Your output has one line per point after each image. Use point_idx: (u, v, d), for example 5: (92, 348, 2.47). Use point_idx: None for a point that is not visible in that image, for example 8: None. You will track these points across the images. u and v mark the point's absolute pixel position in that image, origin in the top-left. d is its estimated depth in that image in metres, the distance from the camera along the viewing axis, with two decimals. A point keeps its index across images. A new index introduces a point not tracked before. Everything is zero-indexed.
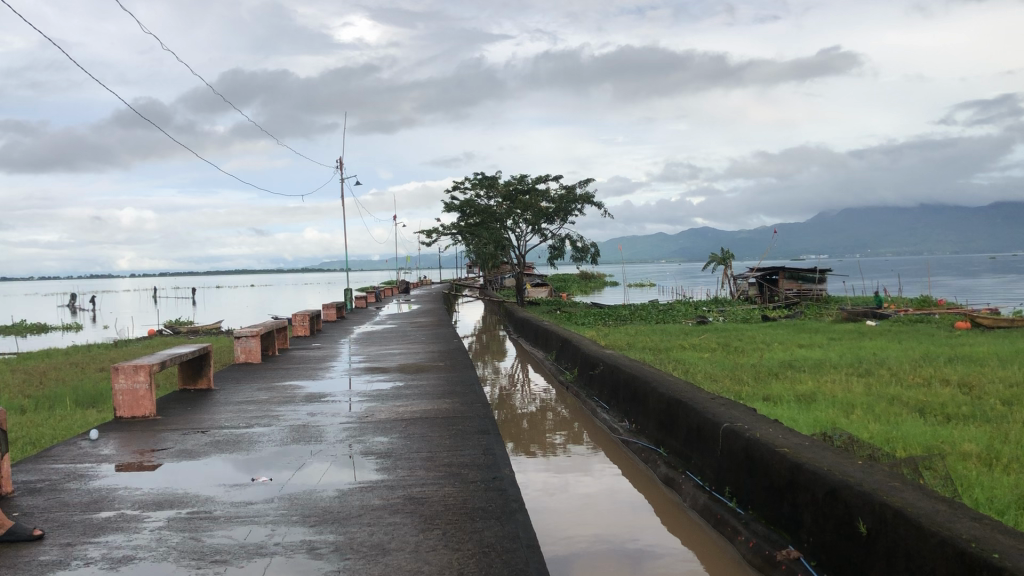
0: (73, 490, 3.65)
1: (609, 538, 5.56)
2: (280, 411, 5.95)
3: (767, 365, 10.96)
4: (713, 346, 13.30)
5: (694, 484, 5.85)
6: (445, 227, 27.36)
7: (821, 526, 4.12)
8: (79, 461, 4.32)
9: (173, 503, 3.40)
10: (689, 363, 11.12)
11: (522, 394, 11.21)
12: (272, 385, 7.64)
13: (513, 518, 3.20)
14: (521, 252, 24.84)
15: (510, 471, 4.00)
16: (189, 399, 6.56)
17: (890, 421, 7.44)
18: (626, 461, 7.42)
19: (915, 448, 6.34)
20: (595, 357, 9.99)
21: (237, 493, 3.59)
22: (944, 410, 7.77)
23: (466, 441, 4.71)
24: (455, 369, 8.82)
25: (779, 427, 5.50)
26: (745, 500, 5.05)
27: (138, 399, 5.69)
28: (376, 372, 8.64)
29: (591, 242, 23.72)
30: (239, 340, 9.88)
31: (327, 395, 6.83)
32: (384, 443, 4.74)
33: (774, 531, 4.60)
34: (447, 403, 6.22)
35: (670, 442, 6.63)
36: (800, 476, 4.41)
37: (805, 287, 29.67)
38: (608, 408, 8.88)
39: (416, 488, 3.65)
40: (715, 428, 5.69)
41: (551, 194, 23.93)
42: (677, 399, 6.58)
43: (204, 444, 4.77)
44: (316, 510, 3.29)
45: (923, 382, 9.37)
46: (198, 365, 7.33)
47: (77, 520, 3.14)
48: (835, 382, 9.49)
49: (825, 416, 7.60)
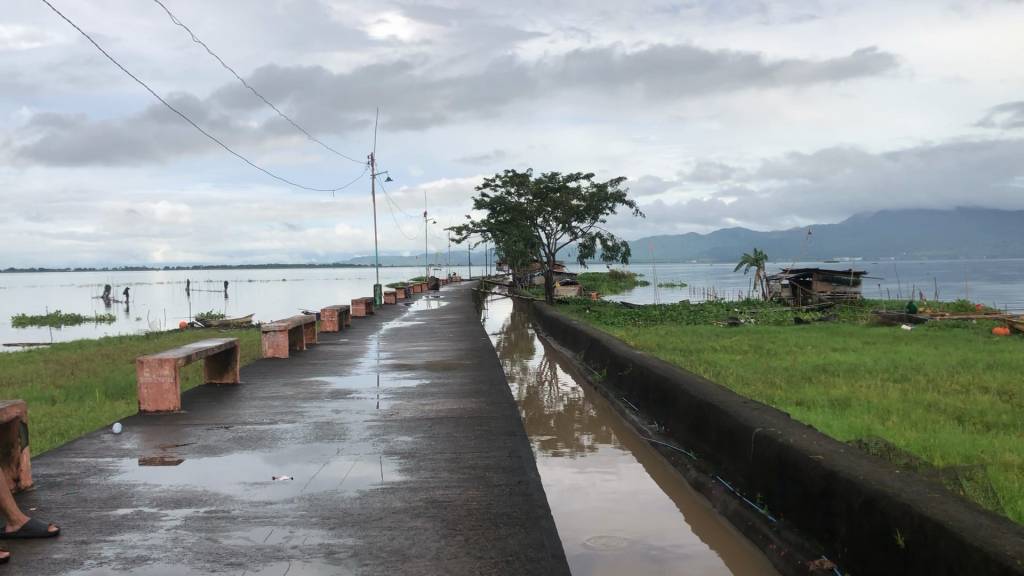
0: (93, 485, 3.60)
1: (637, 539, 5.43)
2: (304, 408, 5.88)
3: (800, 369, 10.75)
4: (745, 349, 13.12)
5: (725, 490, 5.71)
6: (475, 224, 27.32)
7: (856, 536, 3.98)
8: (101, 455, 4.28)
9: (191, 501, 3.34)
10: (721, 366, 10.96)
11: (549, 394, 11.09)
12: (298, 381, 7.59)
13: (538, 526, 3.10)
14: (550, 250, 24.71)
15: (536, 475, 3.89)
16: (214, 394, 6.52)
17: (927, 428, 7.25)
18: (655, 464, 7.27)
19: (953, 457, 6.14)
20: (624, 357, 9.85)
21: (257, 492, 3.52)
22: (984, 418, 7.56)
23: (492, 443, 4.62)
24: (483, 367, 8.73)
25: (814, 432, 5.34)
26: (777, 507, 4.90)
27: (163, 392, 5.66)
28: (403, 369, 8.56)
29: (622, 241, 23.55)
30: (267, 334, 9.86)
31: (353, 392, 6.77)
32: (408, 442, 4.66)
33: (807, 540, 4.45)
34: (473, 402, 6.13)
35: (701, 446, 6.49)
36: (834, 484, 4.27)
37: (838, 289, 29.25)
38: (637, 409, 8.75)
39: (440, 491, 3.55)
40: (747, 433, 5.55)
41: (582, 192, 23.81)
42: (709, 402, 6.44)
43: (226, 439, 4.72)
44: (336, 511, 3.21)
45: (963, 389, 9.13)
46: (224, 359, 7.31)
47: (94, 516, 3.08)
48: (871, 388, 9.27)
49: (860, 422, 7.43)
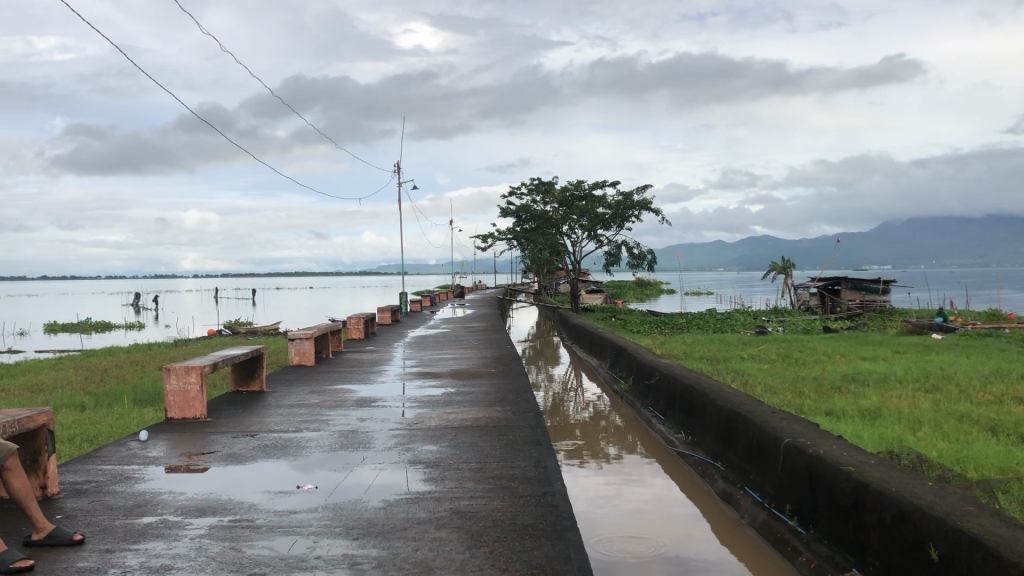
0: (118, 493, 3.60)
1: (662, 550, 5.37)
2: (329, 416, 5.88)
3: (829, 378, 10.62)
4: (773, 358, 13.00)
5: (753, 501, 5.62)
6: (500, 232, 27.32)
7: (889, 550, 3.90)
8: (127, 462, 4.30)
9: (215, 510, 3.33)
10: (749, 375, 10.85)
11: (575, 402, 11.03)
12: (324, 389, 7.59)
13: (564, 538, 3.06)
14: (576, 258, 24.64)
15: (562, 486, 3.85)
16: (240, 402, 6.54)
17: (960, 439, 7.12)
18: (681, 474, 7.19)
19: (987, 469, 6.02)
20: (651, 366, 9.78)
21: (281, 501, 3.51)
22: (1018, 430, 7.42)
23: (517, 452, 4.59)
24: (507, 375, 8.69)
25: (845, 443, 5.26)
26: (807, 518, 4.82)
27: (189, 400, 5.67)
28: (428, 377, 8.55)
29: (648, 249, 23.43)
30: (293, 342, 9.88)
31: (378, 400, 6.75)
32: (433, 452, 4.64)
33: (837, 552, 4.38)
34: (498, 411, 6.09)
35: (728, 456, 6.41)
36: (866, 496, 4.19)
37: (868, 298, 28.91)
38: (664, 418, 8.66)
39: (464, 502, 3.51)
40: (776, 443, 5.48)
41: (608, 200, 23.74)
42: (736, 412, 6.37)
43: (252, 448, 4.72)
44: (360, 521, 3.18)
45: (996, 400, 8.97)
46: (251, 367, 7.32)
47: (118, 524, 3.08)
48: (902, 397, 9.13)
49: (891, 433, 7.32)
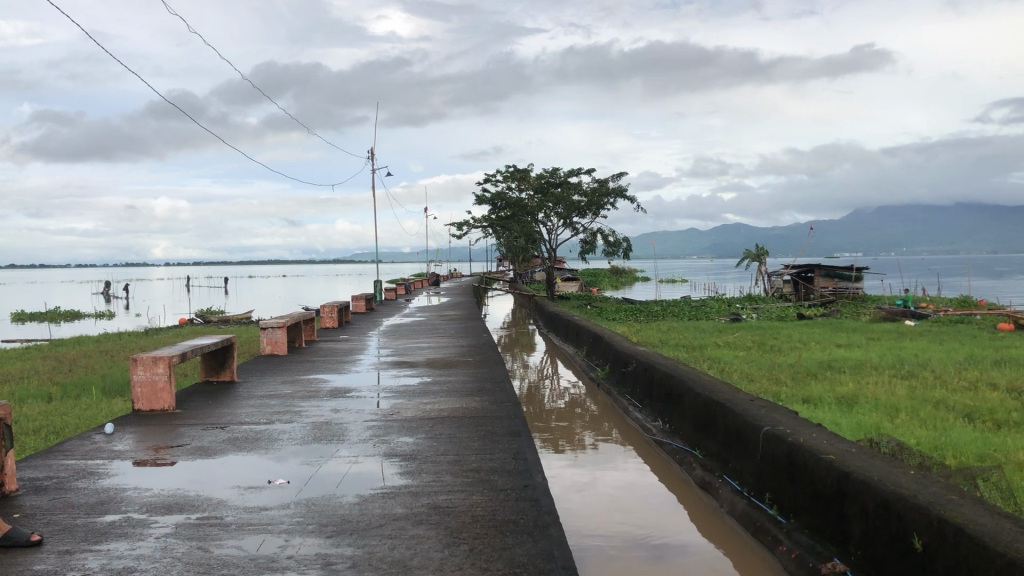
0: (81, 490, 3.45)
1: (638, 538, 5.31)
2: (302, 407, 5.73)
3: (805, 366, 10.59)
4: (749, 345, 13.01)
5: (732, 489, 5.55)
6: (476, 220, 27.16)
7: (872, 539, 3.83)
8: (90, 456, 4.13)
9: (183, 507, 3.19)
10: (725, 362, 10.83)
11: (550, 390, 10.93)
12: (297, 379, 7.44)
13: (546, 534, 2.95)
14: (552, 246, 24.53)
15: (543, 479, 3.75)
16: (211, 392, 6.39)
17: (937, 426, 7.10)
18: (659, 463, 7.10)
19: (966, 457, 5.99)
20: (628, 354, 9.70)
21: (251, 497, 3.38)
22: (993, 417, 7.41)
23: (496, 444, 4.48)
24: (484, 364, 8.57)
25: (824, 431, 5.20)
26: (788, 508, 4.75)
27: (157, 391, 5.52)
28: (404, 366, 8.41)
29: (623, 237, 23.38)
30: (265, 331, 9.71)
31: (352, 391, 6.63)
32: (409, 444, 4.52)
33: (818, 542, 4.31)
34: (476, 401, 5.97)
35: (707, 444, 6.34)
36: (848, 485, 4.12)
37: (841, 285, 29.10)
38: (641, 407, 8.58)
39: (442, 497, 3.40)
40: (755, 431, 5.41)
41: (583, 188, 23.67)
42: (715, 400, 6.30)
43: (221, 441, 4.57)
44: (333, 518, 3.07)
45: (971, 386, 8.98)
46: (221, 356, 7.17)
47: (79, 524, 2.94)
48: (877, 384, 9.11)
49: (869, 420, 7.29)
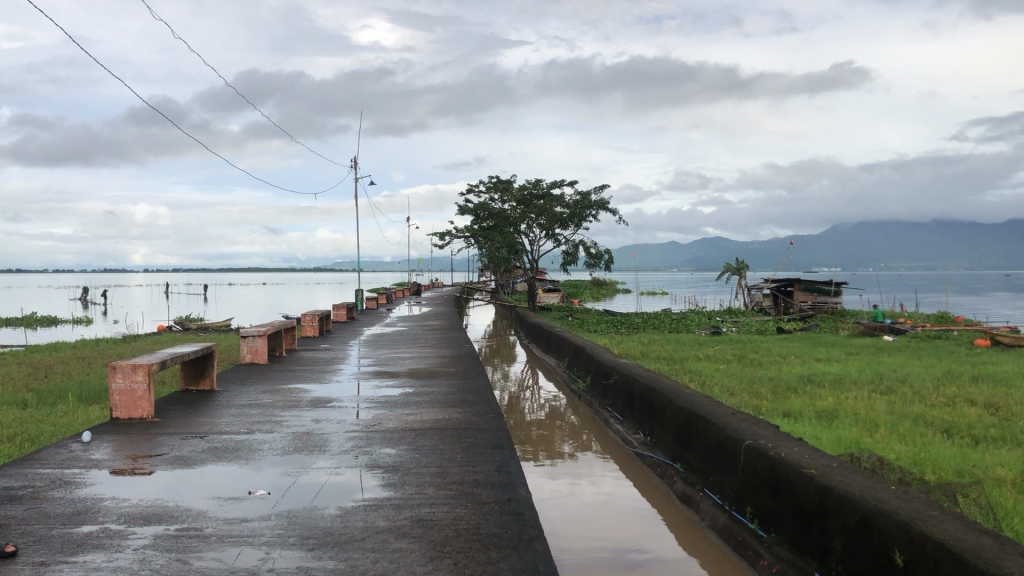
0: (57, 499, 3.39)
1: (616, 550, 5.30)
2: (282, 417, 5.68)
3: (785, 380, 10.62)
4: (729, 358, 13.05)
5: (713, 503, 5.54)
6: (458, 230, 27.13)
7: (852, 555, 3.83)
8: (67, 466, 4.07)
9: (162, 518, 3.15)
10: (706, 375, 10.85)
11: (531, 401, 10.93)
12: (277, 388, 7.38)
13: (531, 549, 2.93)
14: (533, 257, 24.55)
15: (526, 492, 3.73)
16: (190, 401, 6.33)
17: (916, 441, 7.14)
18: (640, 475, 7.09)
19: (946, 472, 6.03)
20: (609, 366, 9.69)
21: (232, 509, 3.33)
22: (972, 432, 7.46)
23: (480, 456, 4.46)
24: (466, 375, 8.55)
25: (805, 446, 5.21)
26: (768, 522, 4.75)
27: (136, 399, 5.45)
28: (385, 377, 8.37)
29: (605, 248, 23.43)
30: (245, 339, 9.64)
31: (333, 401, 6.58)
32: (391, 455, 4.48)
33: (799, 557, 4.30)
34: (458, 412, 5.94)
35: (688, 457, 6.32)
36: (829, 500, 4.12)
37: (820, 299, 29.29)
38: (622, 419, 8.58)
39: (425, 509, 3.38)
40: (737, 445, 5.41)
41: (566, 199, 23.71)
42: (696, 413, 6.29)
43: (200, 450, 4.52)
44: (315, 530, 3.03)
45: (950, 402, 9.03)
46: (201, 364, 7.10)
47: (55, 534, 2.89)
48: (857, 399, 9.14)
49: (849, 434, 7.32)
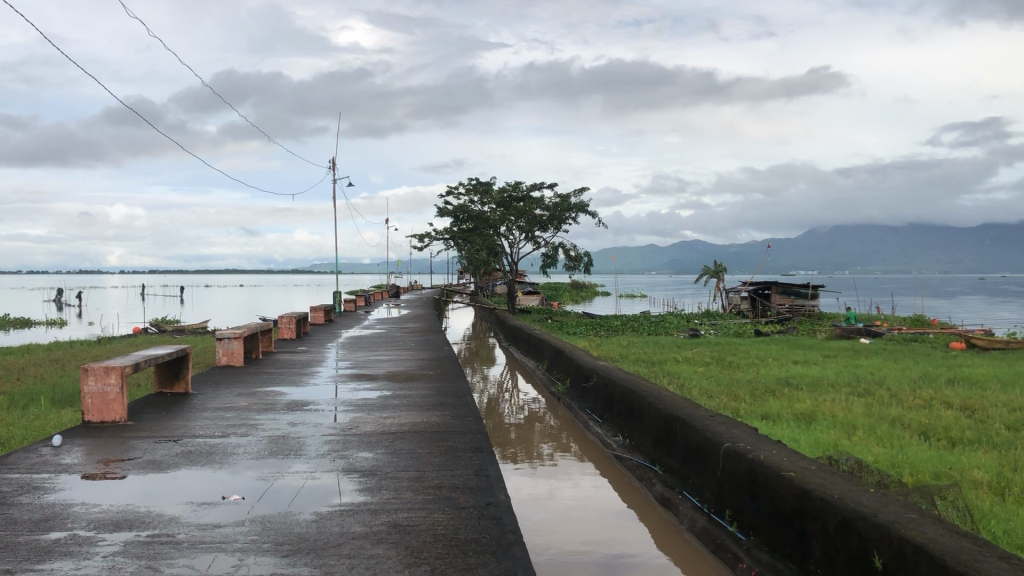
0: (24, 505, 3.32)
1: (592, 551, 5.29)
2: (258, 420, 5.60)
3: (763, 382, 10.63)
4: (708, 360, 13.07)
5: (692, 506, 5.52)
6: (438, 232, 27.06)
7: (831, 558, 3.82)
8: (37, 470, 3.99)
9: (132, 524, 3.08)
10: (685, 378, 10.86)
11: (510, 403, 10.89)
12: (253, 391, 7.30)
13: (511, 554, 2.89)
14: (513, 260, 24.51)
15: (506, 497, 3.69)
16: (164, 404, 6.24)
17: (894, 444, 7.16)
18: (619, 478, 7.06)
19: (923, 475, 6.04)
20: (588, 368, 9.67)
21: (204, 514, 3.27)
22: (948, 435, 7.49)
23: (458, 460, 4.41)
24: (445, 378, 8.49)
25: (785, 449, 5.20)
26: (747, 525, 4.73)
27: (108, 402, 5.36)
28: (363, 380, 8.30)
29: (585, 251, 23.43)
30: (221, 342, 9.54)
31: (310, 404, 6.52)
32: (368, 459, 4.42)
33: (778, 560, 4.29)
34: (436, 415, 5.89)
35: (667, 460, 6.30)
36: (808, 503, 4.11)
37: (797, 302, 29.46)
38: (601, 422, 8.56)
39: (402, 514, 3.33)
40: (716, 448, 5.39)
41: (545, 202, 23.70)
42: (675, 416, 6.27)
43: (173, 454, 4.44)
44: (290, 536, 2.98)
45: (926, 404, 9.08)
46: (176, 367, 7.00)
47: (22, 541, 2.81)
48: (835, 402, 9.17)
49: (827, 437, 7.33)
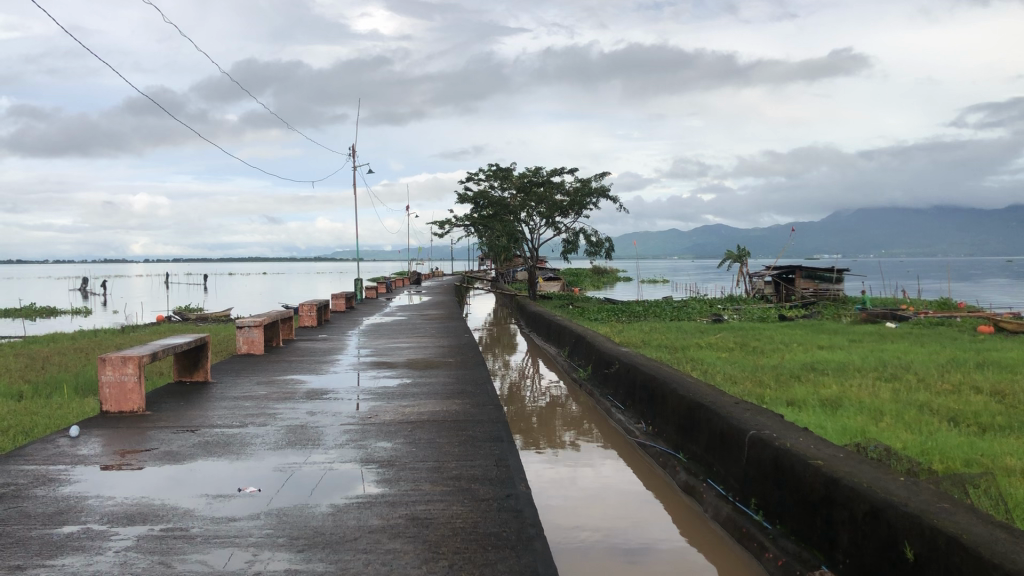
0: (38, 498, 3.27)
1: (613, 536, 5.21)
2: (277, 410, 5.56)
3: (788, 368, 10.49)
4: (731, 346, 12.94)
5: (716, 494, 5.41)
6: (458, 218, 26.97)
7: (860, 548, 3.71)
8: (54, 462, 3.95)
9: (147, 517, 3.03)
10: (708, 364, 10.73)
11: (532, 390, 10.82)
12: (272, 379, 7.27)
13: (530, 549, 2.81)
14: (534, 246, 24.38)
15: (526, 488, 3.61)
16: (183, 393, 6.22)
17: (923, 430, 7.02)
18: (642, 465, 6.96)
19: (954, 462, 5.90)
20: (610, 355, 9.57)
21: (219, 507, 3.21)
22: (979, 420, 7.33)
23: (477, 450, 4.34)
24: (465, 365, 8.43)
25: (812, 436, 5.08)
26: (773, 513, 4.62)
27: (126, 392, 5.33)
28: (383, 367, 8.24)
29: (606, 237, 23.28)
30: (241, 330, 9.50)
31: (329, 392, 6.47)
32: (387, 449, 4.36)
33: (805, 549, 4.19)
34: (456, 404, 5.81)
35: (691, 447, 6.20)
36: (835, 492, 4.00)
37: (822, 286, 29.17)
38: (623, 408, 8.46)
39: (421, 507, 3.26)
40: (740, 435, 5.28)
41: (566, 187, 23.55)
42: (699, 403, 6.16)
43: (190, 445, 4.40)
44: (305, 530, 2.91)
45: (955, 389, 8.92)
46: (195, 356, 6.97)
47: (34, 536, 2.76)
48: (861, 387, 9.03)
49: (854, 423, 7.20)
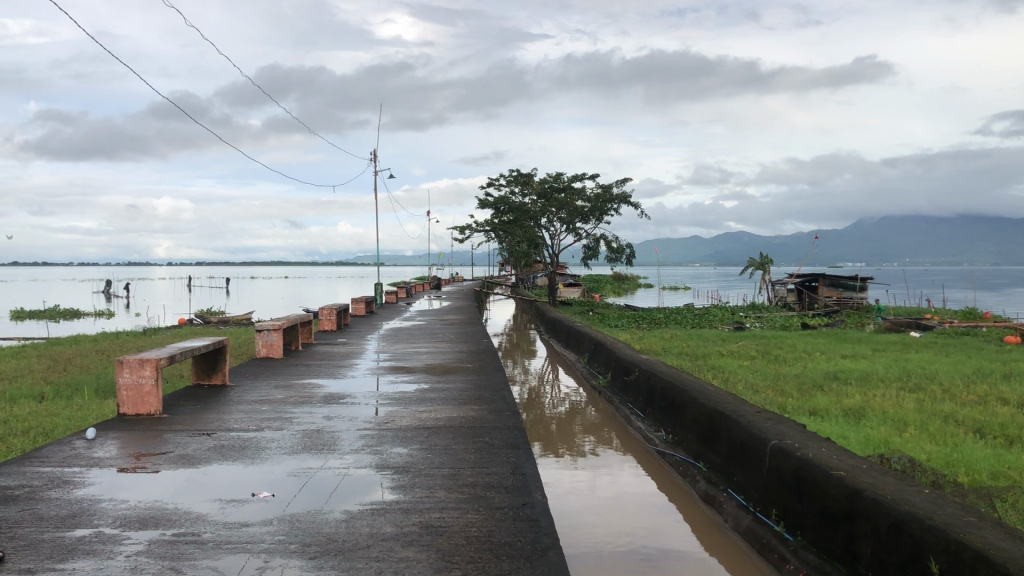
0: (53, 501, 3.26)
1: (632, 544, 5.15)
2: (294, 414, 5.53)
3: (809, 376, 10.38)
4: (752, 354, 12.82)
5: (736, 504, 5.34)
6: (479, 223, 26.96)
7: (883, 561, 3.63)
8: (70, 463, 3.95)
9: (159, 521, 3.01)
10: (729, 372, 10.63)
11: (551, 396, 10.76)
12: (290, 383, 7.25)
13: (545, 559, 2.76)
14: (554, 252, 24.34)
15: (542, 496, 3.56)
16: (201, 396, 6.22)
17: (948, 441, 6.89)
18: (661, 474, 6.88)
19: (980, 474, 5.78)
20: (630, 362, 9.48)
21: (232, 512, 3.18)
22: (1005, 432, 7.20)
23: (494, 457, 4.29)
24: (484, 371, 8.40)
25: (834, 446, 5.00)
26: (794, 525, 4.55)
27: (143, 395, 5.32)
28: (401, 372, 8.22)
29: (627, 243, 23.18)
30: (260, 333, 9.52)
31: (347, 396, 6.45)
32: (403, 455, 4.33)
33: (826, 562, 4.11)
34: (473, 410, 5.76)
35: (711, 456, 6.12)
36: (858, 503, 3.92)
37: (845, 294, 28.89)
38: (643, 416, 8.38)
39: (435, 514, 3.22)
40: (761, 445, 5.20)
41: (587, 193, 23.50)
42: (720, 411, 6.08)
43: (206, 448, 4.38)
44: (318, 537, 2.88)
45: (981, 400, 8.77)
46: (213, 359, 6.98)
47: (46, 539, 2.75)
48: (885, 397, 8.89)
49: (878, 434, 7.08)
